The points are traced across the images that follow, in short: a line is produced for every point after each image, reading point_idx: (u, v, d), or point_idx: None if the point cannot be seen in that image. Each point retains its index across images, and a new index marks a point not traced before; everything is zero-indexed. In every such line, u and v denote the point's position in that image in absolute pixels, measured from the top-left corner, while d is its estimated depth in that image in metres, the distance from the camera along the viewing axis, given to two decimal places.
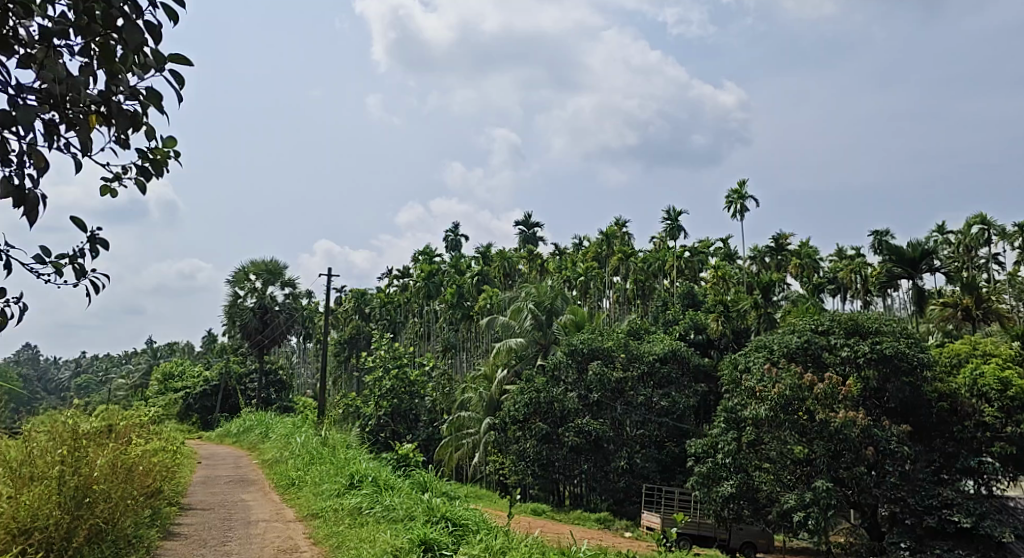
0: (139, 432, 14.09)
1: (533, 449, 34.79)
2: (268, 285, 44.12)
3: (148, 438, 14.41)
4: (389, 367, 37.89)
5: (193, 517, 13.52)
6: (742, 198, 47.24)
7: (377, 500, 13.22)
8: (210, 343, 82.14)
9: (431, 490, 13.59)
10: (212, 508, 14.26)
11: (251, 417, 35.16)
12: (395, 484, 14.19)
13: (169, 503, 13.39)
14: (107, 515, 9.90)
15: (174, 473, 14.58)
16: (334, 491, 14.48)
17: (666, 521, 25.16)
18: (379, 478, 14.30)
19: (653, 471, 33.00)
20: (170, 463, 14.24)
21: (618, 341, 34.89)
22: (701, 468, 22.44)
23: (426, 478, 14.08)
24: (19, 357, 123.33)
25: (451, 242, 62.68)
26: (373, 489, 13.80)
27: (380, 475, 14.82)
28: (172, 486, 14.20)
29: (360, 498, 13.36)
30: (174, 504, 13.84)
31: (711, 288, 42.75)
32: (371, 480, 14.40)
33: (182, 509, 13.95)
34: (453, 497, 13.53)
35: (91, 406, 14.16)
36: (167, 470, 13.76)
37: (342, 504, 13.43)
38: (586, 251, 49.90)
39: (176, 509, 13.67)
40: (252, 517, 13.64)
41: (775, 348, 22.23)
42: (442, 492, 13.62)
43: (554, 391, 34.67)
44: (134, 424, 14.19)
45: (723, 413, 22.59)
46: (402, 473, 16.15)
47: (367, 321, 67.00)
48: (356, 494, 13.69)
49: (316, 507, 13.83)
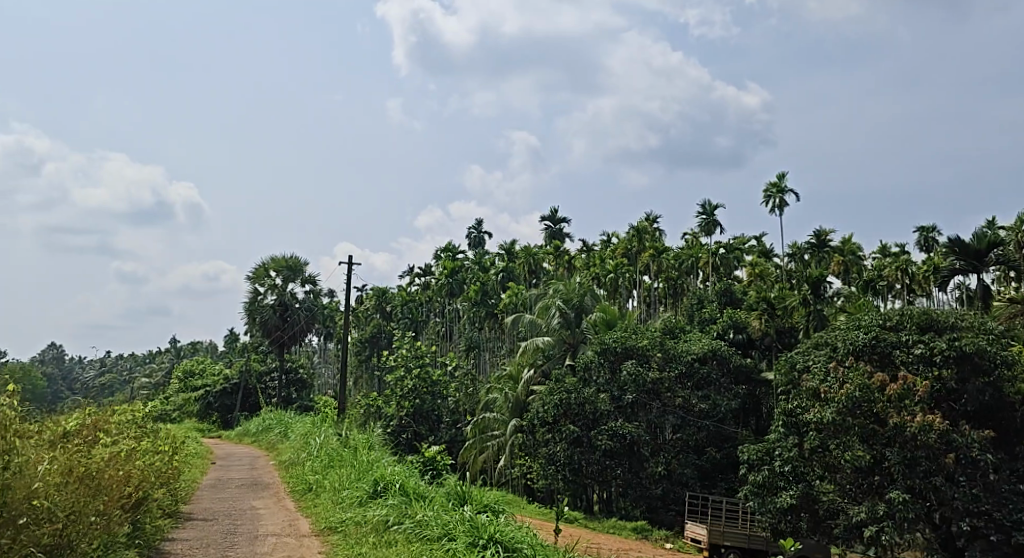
0: (126, 432, 12.47)
1: (564, 452, 32.84)
2: (288, 282, 42.51)
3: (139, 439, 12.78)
4: (411, 366, 36.33)
5: (187, 529, 11.84)
6: (781, 191, 45.27)
7: (407, 513, 11.40)
8: (230, 342, 80.69)
9: (472, 500, 11.79)
10: (215, 519, 12.53)
11: (270, 416, 33.53)
12: (428, 493, 12.37)
13: (162, 515, 11.76)
14: (51, 541, 8.86)
15: (174, 479, 12.94)
16: (354, 501, 12.66)
17: (713, 532, 23.21)
18: (407, 485, 12.45)
19: (692, 478, 31.32)
20: (170, 465, 12.55)
21: (653, 339, 32.85)
22: (756, 477, 20.72)
23: (466, 484, 12.25)
24: (42, 357, 123.37)
25: (475, 239, 60.87)
26: (402, 500, 12.01)
27: (409, 481, 13.01)
28: (170, 491, 12.56)
29: (388, 510, 11.57)
30: (169, 515, 12.18)
31: (750, 285, 40.70)
32: (399, 487, 12.56)
33: (179, 519, 12.27)
34: (499, 511, 11.72)
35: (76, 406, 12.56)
36: (161, 474, 12.12)
37: (367, 515, 11.66)
38: (616, 246, 47.52)
39: (171, 520, 12.03)
40: (259, 531, 11.86)
41: (839, 345, 20.27)
42: (484, 502, 11.78)
43: (585, 392, 32.64)
44: (122, 423, 12.60)
45: (781, 417, 20.67)
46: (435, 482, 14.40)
47: (389, 321, 65.37)
48: (382, 505, 11.89)
49: (335, 519, 12.02)
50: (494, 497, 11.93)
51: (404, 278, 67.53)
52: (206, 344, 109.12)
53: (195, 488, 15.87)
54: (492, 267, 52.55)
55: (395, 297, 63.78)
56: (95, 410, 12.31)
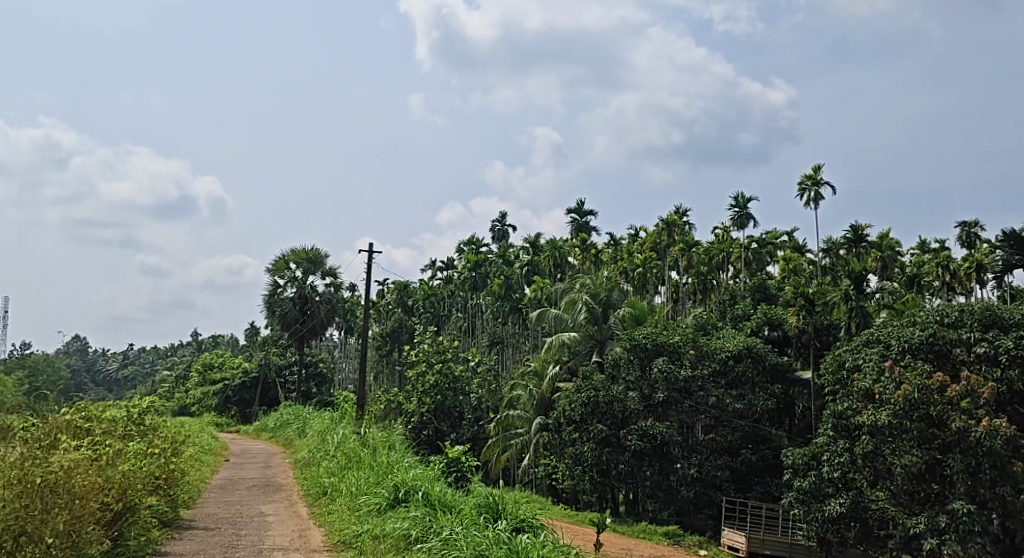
0: (117, 431, 11.49)
1: (590, 453, 31.23)
2: (309, 275, 41.54)
3: (140, 438, 11.79)
4: (432, 361, 35.29)
5: (183, 540, 10.80)
6: (817, 183, 43.70)
7: (433, 528, 10.25)
8: (252, 335, 80.04)
9: (507, 513, 10.61)
10: (216, 527, 11.45)
11: (289, 411, 32.57)
12: (456, 503, 11.23)
13: (154, 524, 10.76)
14: None
15: (173, 481, 11.95)
16: (373, 509, 11.57)
17: (751, 541, 22.19)
18: (433, 493, 11.31)
19: (726, 481, 30.04)
20: (168, 466, 11.55)
21: (685, 336, 31.55)
22: (801, 483, 19.61)
23: (499, 494, 11.08)
24: (67, 349, 123.72)
25: (498, 232, 59.68)
26: (427, 510, 10.88)
27: (433, 487, 11.88)
28: (166, 496, 11.55)
29: (411, 522, 10.43)
30: (166, 524, 11.19)
31: (784, 280, 39.25)
32: (422, 495, 11.41)
33: (175, 527, 11.27)
34: (539, 526, 10.54)
35: (69, 402, 11.60)
36: (155, 477, 11.14)
37: (386, 528, 10.54)
38: (644, 240, 46.13)
39: (166, 530, 11.02)
40: (264, 544, 10.73)
41: (892, 343, 18.90)
42: (521, 516, 10.60)
43: (614, 390, 31.24)
44: (115, 421, 11.63)
45: (830, 420, 19.40)
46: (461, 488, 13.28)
47: (410, 316, 64.29)
48: (405, 515, 10.77)
49: (350, 532, 10.88)
50: (531, 510, 10.76)
51: (426, 272, 66.60)
52: (229, 337, 108.66)
53: (202, 489, 14.85)
54: (516, 261, 51.38)
55: (417, 291, 62.69)
56: (85, 407, 11.37)
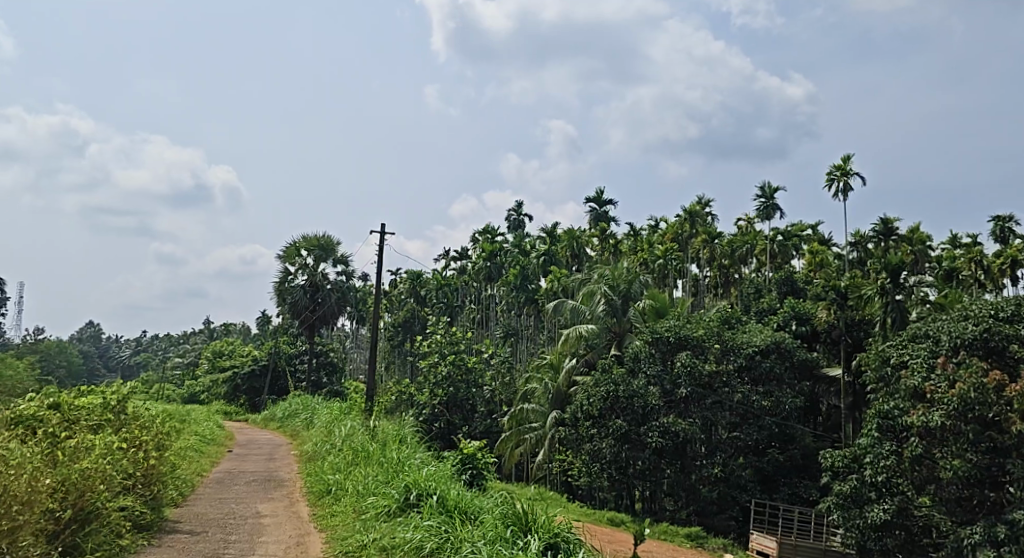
0: (91, 422, 10.32)
1: (609, 449, 29.98)
2: (320, 263, 40.39)
3: (116, 428, 10.60)
4: (444, 352, 34.17)
5: (161, 548, 9.63)
6: (846, 174, 42.21)
7: (452, 542, 9.05)
8: (263, 323, 78.97)
9: (539, 527, 9.27)
10: (202, 532, 10.28)
11: (297, 401, 31.46)
12: (477, 511, 10.00)
13: (127, 530, 9.60)
14: None
15: (154, 479, 10.77)
16: (382, 511, 10.40)
17: (783, 547, 20.85)
18: (451, 498, 10.07)
19: (751, 481, 28.73)
20: (143, 462, 10.36)
21: (710, 330, 30.24)
22: (840, 488, 18.29)
23: (527, 501, 9.80)
24: (80, 336, 123.56)
25: (514, 222, 58.40)
26: (444, 517, 9.67)
27: (450, 488, 10.66)
28: (143, 496, 10.38)
29: (425, 532, 9.26)
30: (141, 528, 10.02)
31: (811, 274, 37.83)
32: (437, 499, 10.18)
33: (153, 532, 10.11)
34: (575, 545, 9.17)
35: (34, 388, 10.38)
36: (128, 475, 9.95)
37: (397, 538, 9.39)
38: (665, 231, 44.67)
39: (141, 536, 9.85)
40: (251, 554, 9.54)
41: (942, 336, 17.58)
42: (555, 530, 9.26)
43: (634, 384, 29.84)
44: (90, 411, 10.46)
45: (875, 419, 18.08)
46: (480, 490, 12.06)
47: (423, 306, 63.11)
48: (420, 521, 9.61)
49: (355, 541, 9.70)
50: (567, 523, 9.42)
51: (439, 262, 65.39)
52: (241, 326, 107.64)
53: (196, 484, 13.72)
54: (532, 250, 50.06)
55: (430, 280, 61.47)
56: (53, 395, 10.21)
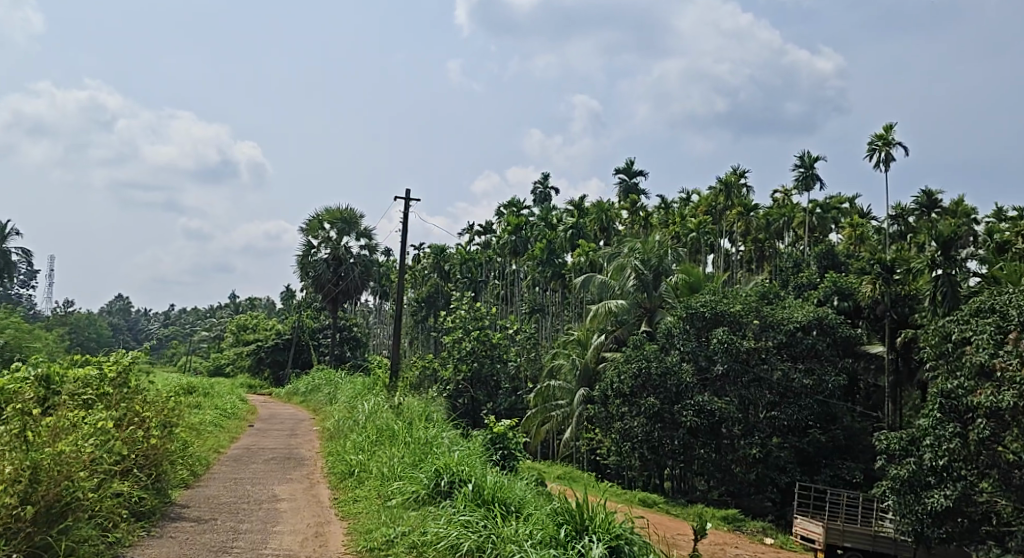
0: (87, 396, 9.40)
1: (641, 428, 28.95)
2: (343, 236, 39.46)
3: (111, 402, 9.62)
4: (469, 327, 33.23)
5: (161, 541, 8.76)
6: (888, 143, 40.68)
7: (492, 545, 8.15)
8: (287, 298, 78.31)
9: (595, 526, 8.17)
10: (210, 519, 9.40)
11: (321, 375, 30.74)
12: (520, 503, 9.04)
13: (121, 520, 8.72)
14: None
15: (157, 460, 9.85)
16: (410, 499, 9.51)
17: (830, 531, 19.88)
18: (488, 487, 9.08)
19: (791, 463, 27.51)
20: (138, 441, 9.40)
21: (748, 305, 28.96)
22: (898, 472, 17.23)
23: (582, 495, 8.69)
24: (108, 309, 124.11)
25: (540, 195, 57.19)
26: (481, 511, 8.72)
27: (486, 474, 9.70)
28: (144, 480, 9.50)
29: (461, 529, 8.39)
30: (136, 516, 9.11)
31: (851, 248, 36.41)
32: (471, 487, 9.20)
33: (154, 520, 9.24)
34: (640, 548, 8.11)
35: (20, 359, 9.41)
36: (122, 457, 9.00)
37: (428, 534, 8.50)
38: (698, 203, 43.38)
39: (140, 526, 8.99)
40: (261, 549, 8.60)
41: (1010, 311, 16.21)
42: (615, 530, 8.17)
43: (668, 361, 28.77)
44: (88, 382, 9.54)
45: (936, 399, 16.95)
46: (522, 476, 11.07)
47: (447, 281, 62.20)
48: (455, 514, 8.72)
49: (381, 535, 8.77)
50: (630, 521, 8.34)
51: (464, 237, 64.35)
52: (266, 302, 107.21)
53: (211, 461, 12.87)
54: (559, 224, 48.88)
55: (454, 255, 60.44)
56: (42, 364, 9.27)
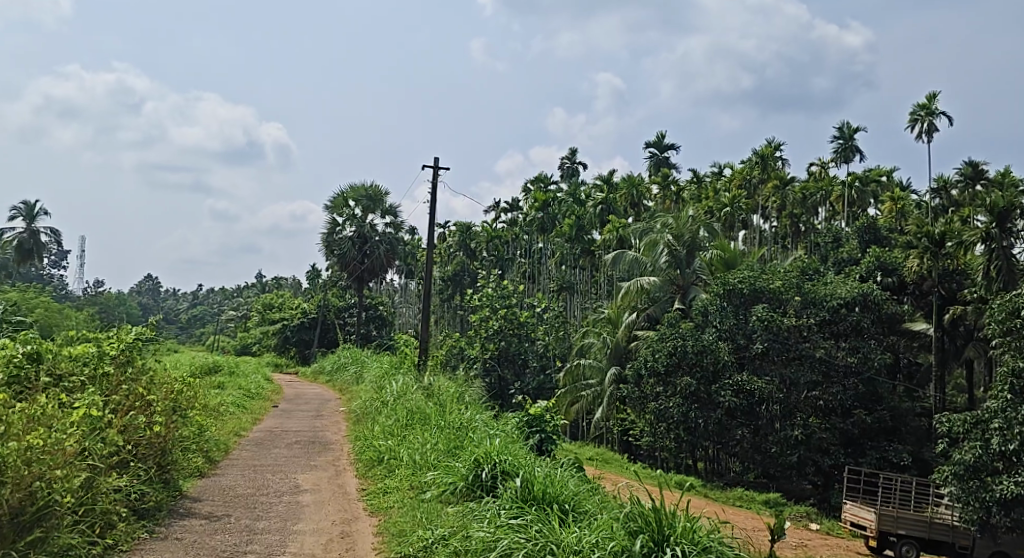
0: (83, 377, 8.59)
1: (677, 409, 27.91)
2: (368, 214, 38.63)
3: (106, 383, 8.73)
4: (497, 306, 32.36)
5: (164, 542, 7.95)
6: (931, 113, 39.04)
7: (551, 551, 7.34)
8: (314, 276, 77.93)
9: (679, 537, 7.36)
10: (223, 516, 8.60)
11: (347, 354, 30.01)
12: (575, 503, 8.24)
13: (117, 520, 7.92)
14: None
15: (160, 449, 9.01)
16: (450, 498, 8.71)
17: (884, 518, 18.80)
18: (539, 483, 8.25)
19: (835, 446, 26.38)
20: (132, 430, 8.51)
21: (789, 280, 27.76)
22: (962, 457, 16.33)
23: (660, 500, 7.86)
24: (140, 288, 125.13)
25: (568, 170, 56.03)
26: (535, 514, 7.91)
27: (533, 465, 8.87)
28: (146, 472, 8.72)
29: (511, 534, 7.55)
30: (133, 513, 8.28)
31: (893, 222, 35.03)
32: (519, 482, 8.39)
33: (160, 517, 8.44)
34: None
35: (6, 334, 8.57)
36: (114, 450, 8.14)
37: (474, 539, 7.61)
38: (732, 176, 42.07)
39: (142, 525, 8.19)
40: (289, 550, 7.85)
41: None
42: (702, 542, 7.37)
43: (704, 338, 27.67)
44: (86, 360, 8.72)
45: (1007, 380, 16.04)
46: (570, 468, 10.25)
47: (474, 259, 61.30)
48: (502, 517, 7.88)
49: (416, 539, 7.88)
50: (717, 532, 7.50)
51: (490, 215, 63.33)
52: (292, 281, 107.02)
53: (231, 445, 12.10)
54: (588, 199, 47.69)
55: (481, 233, 59.48)
56: (32, 341, 8.40)
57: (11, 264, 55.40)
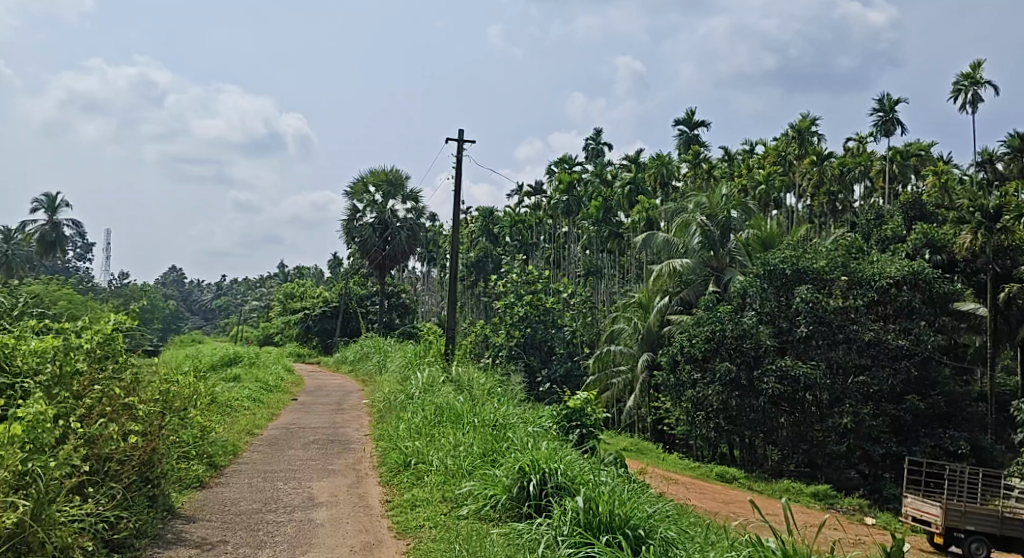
0: (46, 380, 7.38)
1: (717, 397, 26.50)
2: (388, 199, 37.39)
3: (74, 385, 7.51)
4: (522, 292, 31.00)
5: None
6: (975, 83, 37.18)
7: None
8: (336, 264, 76.88)
9: None
10: (217, 544, 7.44)
11: (370, 343, 28.90)
12: (649, 528, 7.24)
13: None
14: None
15: (138, 463, 7.83)
16: (495, 521, 7.65)
17: (950, 513, 17.46)
18: (603, 505, 7.21)
19: (886, 434, 24.91)
20: (99, 443, 7.30)
21: (834, 259, 26.24)
22: None
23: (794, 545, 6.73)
24: (164, 279, 125.10)
25: (593, 151, 54.48)
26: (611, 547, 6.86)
27: (595, 479, 7.86)
28: (122, 493, 7.57)
29: None
30: (101, 546, 7.17)
31: (939, 197, 33.33)
32: (579, 502, 7.33)
33: (140, 551, 7.33)
34: None
35: None
36: (70, 469, 6.92)
37: None
38: (765, 153, 40.42)
39: None
40: None
41: None
42: None
43: (745, 322, 26.24)
44: (50, 356, 7.51)
45: None
46: (626, 475, 9.09)
47: (497, 244, 59.95)
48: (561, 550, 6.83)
49: None
50: None
51: (513, 198, 61.96)
52: (315, 271, 106.29)
53: (241, 446, 10.92)
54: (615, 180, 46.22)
55: (504, 217, 58.10)
56: None
57: (34, 259, 54.76)
